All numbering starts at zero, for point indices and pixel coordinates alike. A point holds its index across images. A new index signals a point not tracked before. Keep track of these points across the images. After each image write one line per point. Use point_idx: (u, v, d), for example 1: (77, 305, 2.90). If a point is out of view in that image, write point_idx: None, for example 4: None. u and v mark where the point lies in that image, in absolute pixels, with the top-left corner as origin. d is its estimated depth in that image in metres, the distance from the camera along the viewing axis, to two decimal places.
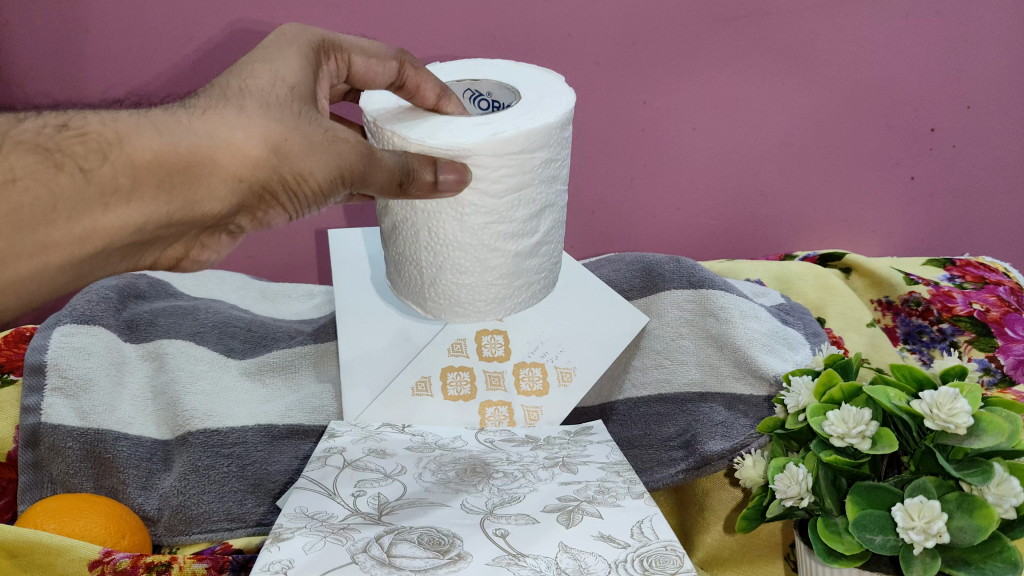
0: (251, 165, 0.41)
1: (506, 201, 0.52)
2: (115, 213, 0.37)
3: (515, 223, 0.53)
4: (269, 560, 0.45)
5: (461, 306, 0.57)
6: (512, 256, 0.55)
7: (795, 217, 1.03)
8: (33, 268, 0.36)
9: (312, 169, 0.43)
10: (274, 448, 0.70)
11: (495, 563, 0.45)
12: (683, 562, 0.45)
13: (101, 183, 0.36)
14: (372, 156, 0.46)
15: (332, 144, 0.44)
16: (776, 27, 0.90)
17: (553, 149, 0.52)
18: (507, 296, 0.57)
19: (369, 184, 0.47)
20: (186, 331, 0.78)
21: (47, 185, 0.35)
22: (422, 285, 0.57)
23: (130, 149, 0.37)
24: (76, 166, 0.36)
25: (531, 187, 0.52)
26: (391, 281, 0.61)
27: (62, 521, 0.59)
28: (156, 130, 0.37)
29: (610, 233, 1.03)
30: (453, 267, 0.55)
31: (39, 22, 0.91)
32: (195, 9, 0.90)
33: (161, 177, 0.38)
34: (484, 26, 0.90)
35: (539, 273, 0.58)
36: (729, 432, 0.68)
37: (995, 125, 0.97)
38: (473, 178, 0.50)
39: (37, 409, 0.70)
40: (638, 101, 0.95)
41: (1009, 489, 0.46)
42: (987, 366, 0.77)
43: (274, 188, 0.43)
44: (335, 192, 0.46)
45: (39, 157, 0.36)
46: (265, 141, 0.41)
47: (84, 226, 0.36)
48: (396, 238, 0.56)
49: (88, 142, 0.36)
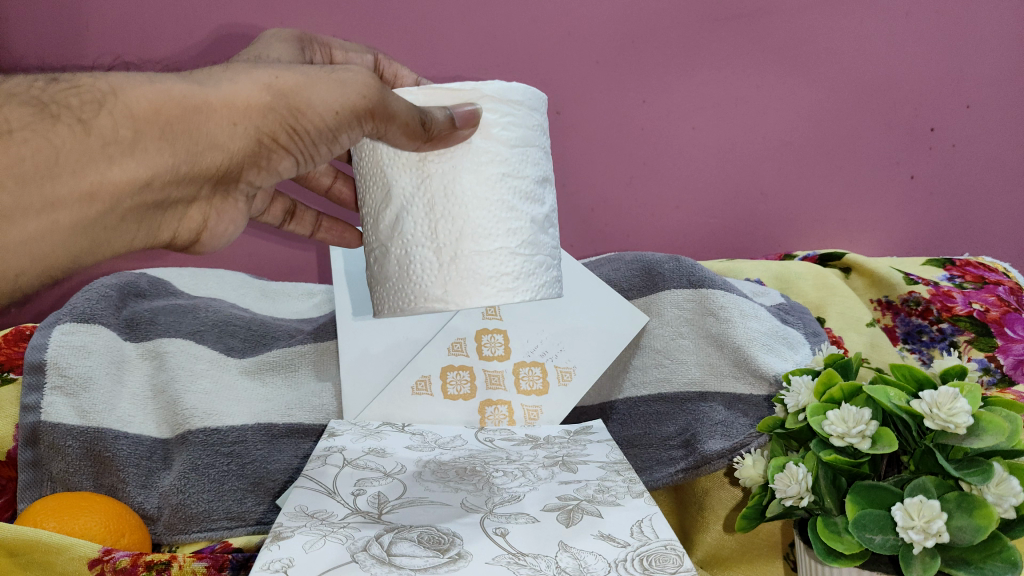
0: (253, 109, 0.39)
1: (518, 152, 0.49)
2: (121, 166, 0.35)
3: (529, 180, 0.50)
4: (269, 560, 0.44)
5: (484, 285, 0.49)
6: (532, 219, 0.50)
7: (795, 216, 1.00)
8: (42, 227, 0.34)
9: (314, 101, 0.41)
10: (274, 446, 0.71)
11: (495, 562, 0.45)
12: (683, 562, 0.44)
13: (102, 134, 0.34)
14: (383, 87, 0.43)
15: (333, 77, 0.41)
16: (774, 27, 0.93)
17: (545, 114, 0.53)
18: (532, 272, 0.51)
19: (392, 118, 0.44)
20: (186, 330, 0.78)
21: (46, 137, 0.33)
22: (439, 267, 0.49)
23: (126, 99, 0.35)
24: (74, 118, 0.34)
25: (536, 145, 0.51)
26: (389, 304, 0.52)
27: (61, 520, 0.58)
28: (149, 80, 0.36)
29: (610, 232, 1.01)
30: (475, 233, 0.49)
31: (52, 24, 0.94)
32: (204, 9, 0.93)
33: (162, 125, 0.36)
34: (484, 27, 0.93)
35: (553, 251, 0.53)
36: (729, 431, 0.68)
37: (997, 124, 0.96)
38: (484, 120, 0.48)
39: (37, 408, 0.70)
40: (638, 100, 0.96)
41: (1009, 488, 0.46)
42: (987, 366, 0.77)
43: (278, 134, 0.41)
44: (345, 131, 0.43)
45: (35, 109, 0.34)
46: (261, 81, 0.39)
47: (90, 181, 0.34)
48: (403, 224, 0.50)
49: (82, 95, 0.34)
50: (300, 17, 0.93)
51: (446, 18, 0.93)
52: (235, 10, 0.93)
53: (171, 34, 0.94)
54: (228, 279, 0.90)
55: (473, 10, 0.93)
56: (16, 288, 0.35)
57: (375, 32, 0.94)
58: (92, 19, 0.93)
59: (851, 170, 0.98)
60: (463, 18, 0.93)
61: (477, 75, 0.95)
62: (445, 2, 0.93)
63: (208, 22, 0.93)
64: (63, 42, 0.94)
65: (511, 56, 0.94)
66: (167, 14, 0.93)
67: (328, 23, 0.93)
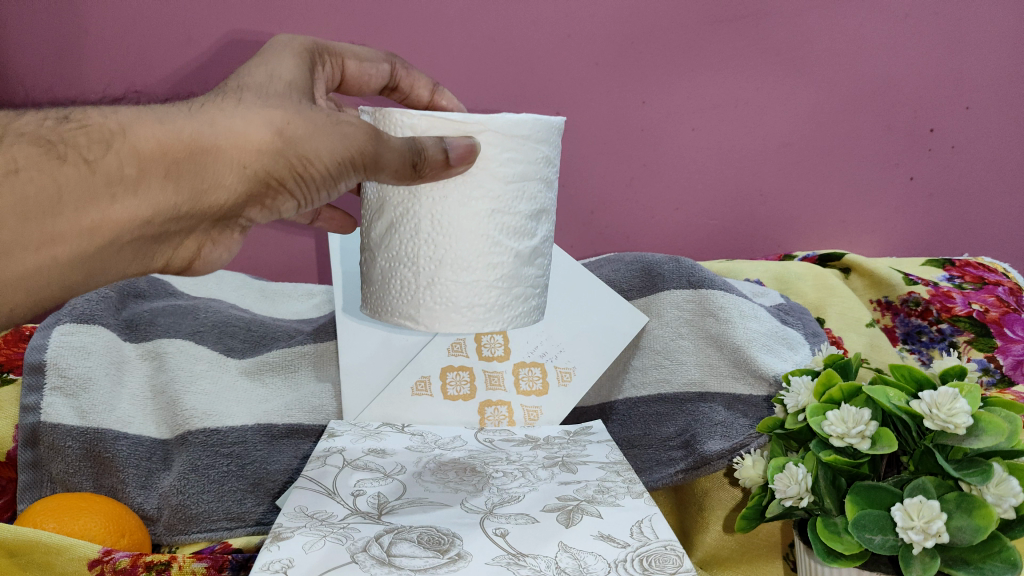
0: (260, 152, 0.39)
1: (513, 187, 0.47)
2: (122, 204, 0.36)
3: (521, 217, 0.48)
4: (269, 560, 0.44)
5: (455, 314, 0.49)
6: (516, 254, 0.49)
7: (795, 216, 1.00)
8: (40, 261, 0.35)
9: (319, 150, 0.42)
10: (274, 447, 0.71)
11: (495, 563, 0.45)
12: (683, 562, 0.44)
13: (108, 173, 0.35)
14: (381, 135, 0.43)
15: (337, 127, 0.42)
16: (773, 27, 0.93)
17: (555, 147, 0.50)
18: (507, 304, 0.50)
19: (381, 167, 0.43)
20: (186, 330, 0.78)
21: (52, 176, 0.34)
22: (416, 288, 0.49)
23: (134, 139, 0.35)
24: (80, 157, 0.34)
25: (535, 181, 0.48)
26: (370, 306, 0.53)
27: (61, 521, 0.58)
28: (159, 119, 0.36)
29: (610, 232, 1.01)
30: (454, 263, 0.48)
31: (51, 25, 0.94)
32: (203, 10, 0.93)
33: (167, 165, 0.36)
34: (483, 28, 0.93)
35: (538, 283, 0.52)
36: (729, 432, 0.68)
37: (997, 125, 0.96)
38: (483, 154, 0.46)
39: (37, 408, 0.69)
40: (638, 101, 0.96)
41: (1009, 488, 0.46)
42: (987, 366, 0.77)
43: (285, 177, 0.41)
44: (344, 177, 0.44)
45: (43, 148, 0.34)
46: (271, 125, 0.40)
47: (92, 219, 0.35)
48: (390, 239, 0.49)
49: (90, 133, 0.35)
50: (301, 18, 0.93)
51: (447, 19, 0.93)
52: (235, 10, 0.93)
53: (170, 36, 0.94)
54: (228, 280, 0.90)
55: (473, 11, 0.93)
56: (11, 313, 0.36)
57: (375, 33, 0.94)
58: (92, 19, 0.93)
59: (851, 170, 0.98)
60: (463, 19, 0.93)
61: (478, 77, 0.95)
62: (445, 4, 0.93)
63: (208, 24, 0.93)
64: (62, 42, 0.94)
65: (510, 57, 0.94)
66: (166, 14, 0.93)
67: (329, 25, 0.93)
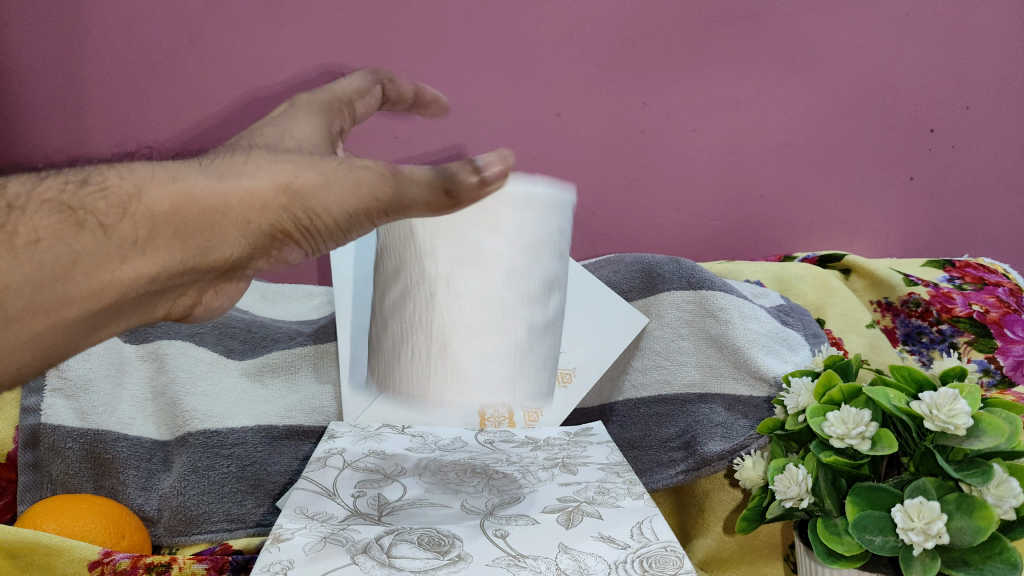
0: (266, 206, 0.35)
1: (530, 257, 0.44)
2: (133, 265, 0.32)
3: (537, 289, 0.45)
4: (270, 560, 0.44)
5: (467, 390, 0.45)
6: (530, 327, 0.46)
7: (795, 216, 1.00)
8: (48, 329, 0.30)
9: (331, 203, 0.36)
10: (274, 448, 0.71)
11: (495, 564, 0.44)
12: (683, 563, 0.44)
13: (122, 237, 0.31)
14: (402, 172, 0.37)
15: (349, 171, 0.36)
16: (773, 29, 0.93)
17: (569, 221, 0.47)
18: (521, 380, 0.46)
19: (410, 206, 0.37)
20: (186, 331, 0.78)
21: (69, 244, 0.30)
22: (427, 358, 0.45)
23: (149, 201, 0.32)
24: (97, 222, 0.31)
25: (552, 251, 0.46)
26: (380, 380, 0.48)
27: (61, 522, 0.58)
28: (172, 176, 0.33)
29: (610, 233, 1.01)
30: (460, 328, 0.44)
31: (50, 24, 0.93)
32: (206, 8, 0.92)
33: (177, 226, 0.32)
34: (485, 28, 0.93)
35: (550, 356, 0.49)
36: (729, 433, 0.68)
37: (996, 126, 0.96)
38: (501, 220, 0.43)
39: (37, 409, 0.70)
40: (638, 102, 0.96)
41: (1009, 490, 0.46)
42: (987, 366, 0.77)
43: (292, 230, 0.36)
44: (358, 226, 0.38)
45: (62, 215, 0.31)
46: (279, 179, 0.35)
47: (102, 282, 0.31)
48: (404, 302, 0.45)
49: (108, 197, 0.32)
50: (301, 19, 0.93)
51: (448, 19, 0.93)
52: (235, 9, 0.92)
53: (171, 34, 0.93)
54: None
55: (476, 11, 0.93)
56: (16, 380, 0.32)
57: (377, 33, 0.93)
58: (95, 19, 0.93)
59: (852, 171, 0.98)
60: (466, 19, 0.93)
61: (478, 77, 0.95)
62: (446, 3, 0.93)
63: (209, 25, 0.93)
64: (61, 41, 0.93)
65: (511, 56, 0.94)
66: (168, 15, 0.93)
67: (330, 25, 0.93)
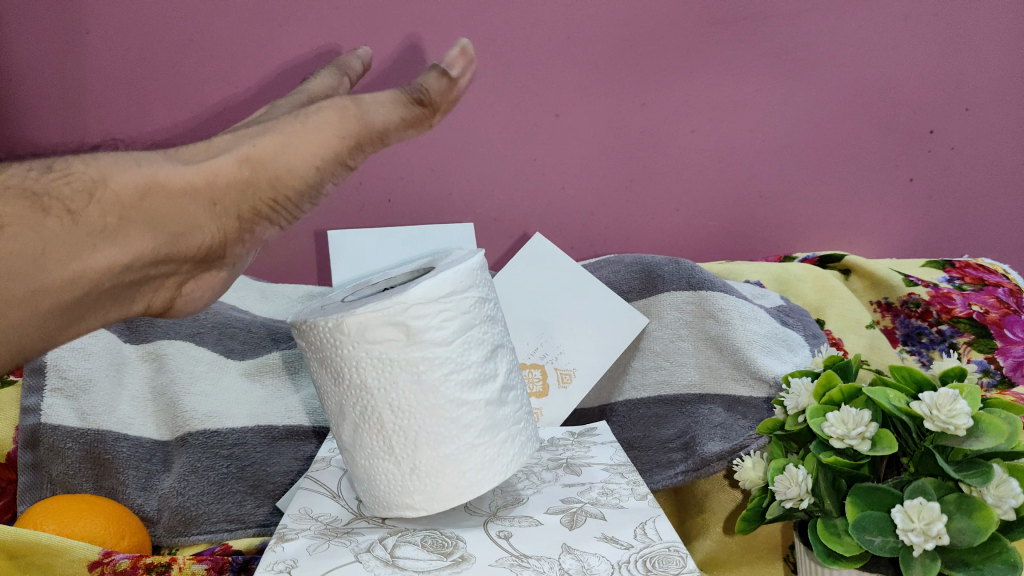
0: (229, 184, 0.40)
1: (458, 344, 0.47)
2: (104, 252, 0.37)
3: (476, 365, 0.48)
4: (274, 560, 0.45)
5: (449, 488, 0.48)
6: (485, 404, 0.48)
7: (795, 217, 1.00)
8: (26, 315, 0.35)
9: (292, 163, 0.41)
10: (274, 449, 0.72)
11: (497, 564, 0.44)
12: (686, 563, 0.44)
13: (90, 223, 0.36)
14: (359, 107, 0.43)
15: (308, 125, 0.42)
16: (772, 30, 0.93)
17: (482, 285, 0.51)
18: (497, 454, 0.49)
19: (385, 134, 0.44)
20: (186, 332, 0.78)
21: (37, 228, 0.35)
22: (402, 478, 0.48)
23: (113, 186, 0.37)
24: (63, 209, 0.36)
25: (476, 328, 0.49)
26: (371, 512, 0.51)
27: (61, 522, 0.58)
28: (135, 165, 0.38)
29: (610, 234, 1.00)
30: (423, 441, 0.47)
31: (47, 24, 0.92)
32: (204, 8, 0.92)
33: (141, 209, 0.38)
34: (485, 28, 0.93)
35: (517, 422, 0.51)
36: (728, 434, 0.68)
37: (996, 126, 0.96)
38: (415, 329, 0.46)
39: (37, 409, 0.70)
40: (638, 103, 0.96)
41: (1009, 490, 0.46)
42: (987, 367, 0.77)
43: (257, 204, 0.41)
44: (327, 180, 0.43)
45: (28, 203, 0.35)
46: (236, 156, 0.40)
47: (74, 269, 0.36)
48: (364, 441, 0.48)
49: (72, 183, 0.37)
50: (300, 20, 0.93)
51: (447, 20, 0.93)
52: (234, 9, 0.92)
53: (169, 34, 0.93)
54: None
55: (475, 11, 0.93)
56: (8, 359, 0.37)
57: (376, 33, 0.93)
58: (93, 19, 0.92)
59: (851, 172, 0.98)
60: (465, 20, 0.93)
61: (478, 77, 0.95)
62: (445, 4, 0.93)
63: (208, 25, 0.93)
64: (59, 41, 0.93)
65: (511, 56, 0.94)
66: (166, 15, 0.92)
67: (329, 25, 0.93)
